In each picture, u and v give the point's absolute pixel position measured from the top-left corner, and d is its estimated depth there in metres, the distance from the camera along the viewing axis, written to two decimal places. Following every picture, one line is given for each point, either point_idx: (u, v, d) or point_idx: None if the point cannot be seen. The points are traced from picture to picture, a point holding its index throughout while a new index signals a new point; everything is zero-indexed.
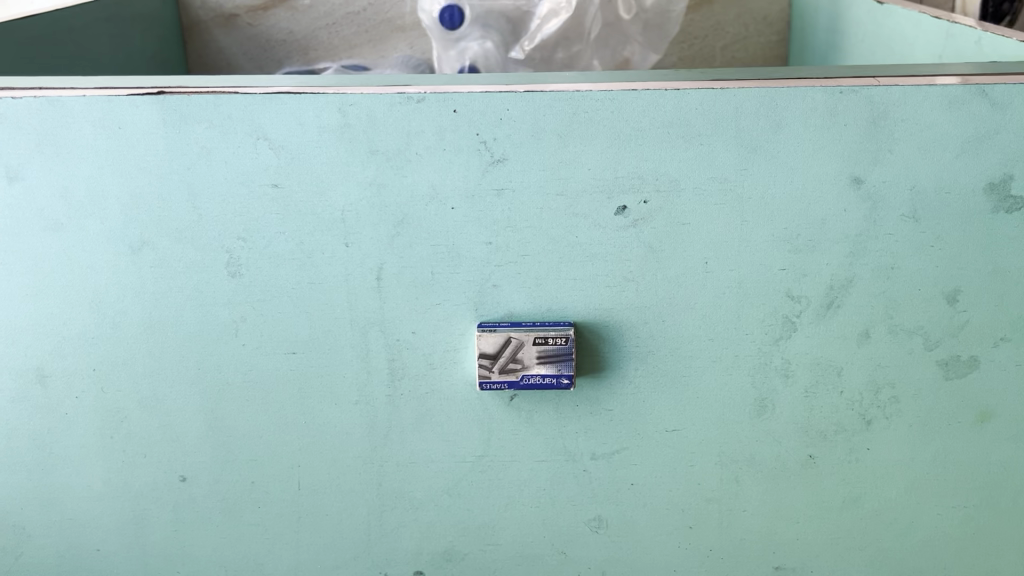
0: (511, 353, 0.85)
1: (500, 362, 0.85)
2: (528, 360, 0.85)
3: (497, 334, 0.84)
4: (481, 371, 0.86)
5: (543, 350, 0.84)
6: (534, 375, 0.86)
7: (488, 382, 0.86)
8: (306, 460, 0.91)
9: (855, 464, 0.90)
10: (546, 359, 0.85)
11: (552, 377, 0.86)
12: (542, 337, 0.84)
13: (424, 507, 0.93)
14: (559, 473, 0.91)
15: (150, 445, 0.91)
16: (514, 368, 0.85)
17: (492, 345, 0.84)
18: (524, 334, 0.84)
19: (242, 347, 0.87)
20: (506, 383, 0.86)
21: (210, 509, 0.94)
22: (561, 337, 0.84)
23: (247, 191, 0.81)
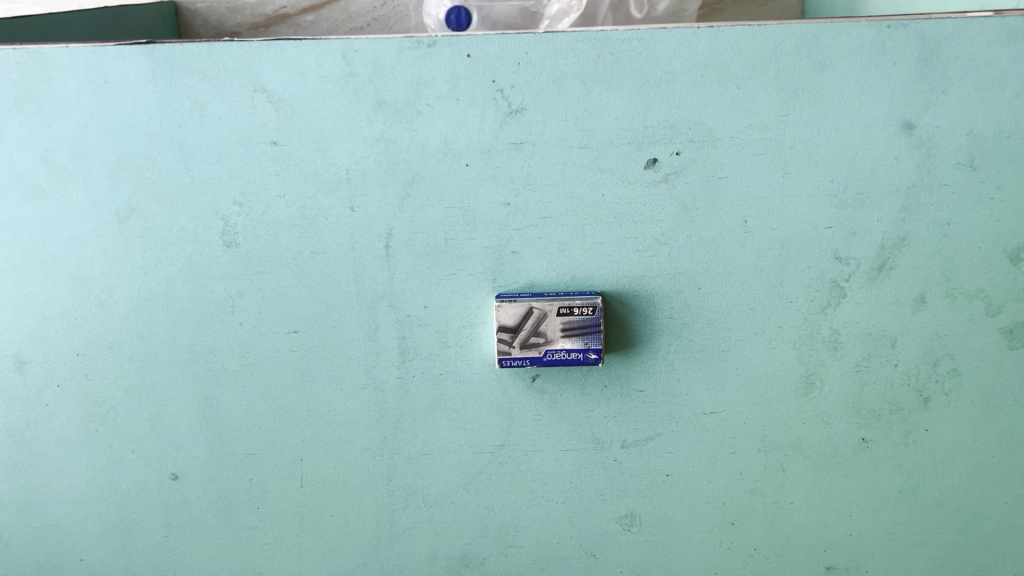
0: (532, 326, 0.77)
1: (521, 336, 0.77)
2: (552, 333, 0.77)
3: (517, 303, 0.77)
4: (500, 347, 0.78)
5: (568, 321, 0.77)
6: (558, 351, 0.78)
7: (507, 360, 0.78)
8: (309, 454, 0.83)
9: (913, 447, 0.82)
10: (572, 332, 0.77)
11: (579, 352, 0.78)
12: (567, 307, 0.77)
13: (439, 506, 0.85)
14: (588, 462, 0.83)
15: (138, 439, 0.83)
16: (536, 342, 0.77)
17: (512, 316, 0.77)
18: (547, 304, 0.77)
19: (239, 326, 0.79)
20: (527, 359, 0.78)
21: (204, 511, 0.85)
22: (588, 306, 0.77)
23: (243, 150, 0.75)
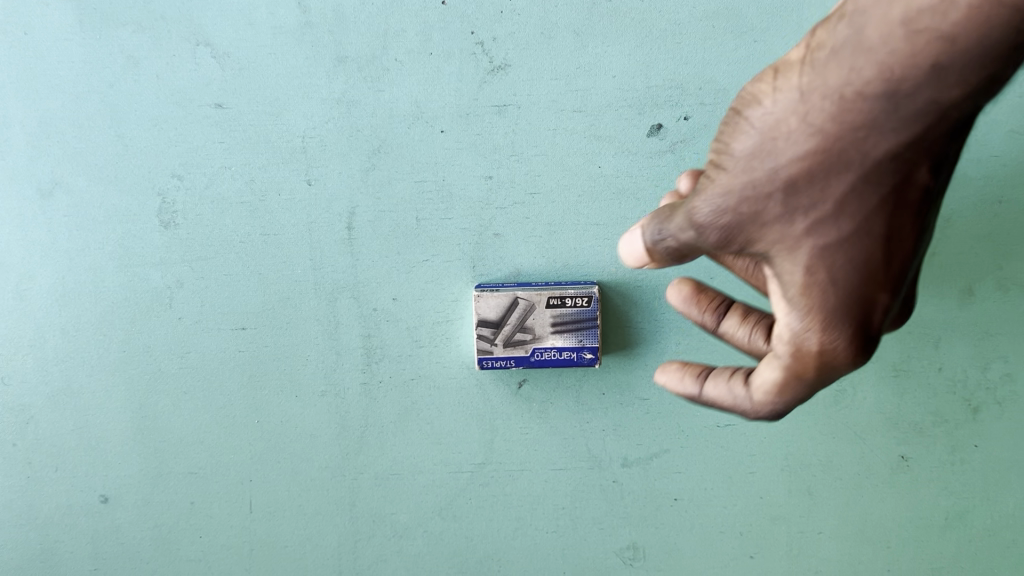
0: (518, 320, 0.66)
1: (505, 332, 0.66)
2: (540, 328, 0.66)
3: (500, 293, 0.65)
4: (481, 345, 0.66)
5: (559, 315, 0.66)
6: (548, 350, 0.66)
7: (488, 360, 0.66)
8: (259, 473, 0.72)
9: (961, 466, 0.71)
10: (564, 328, 0.66)
11: (572, 353, 0.66)
12: (559, 297, 0.66)
13: (410, 536, 0.72)
14: (583, 484, 0.72)
15: (62, 455, 0.72)
16: (522, 340, 0.66)
17: (494, 309, 0.66)
18: (535, 294, 0.65)
19: (178, 321, 0.69)
20: (513, 359, 0.66)
21: (138, 540, 0.73)
22: (583, 297, 0.65)
23: (183, 114, 0.65)
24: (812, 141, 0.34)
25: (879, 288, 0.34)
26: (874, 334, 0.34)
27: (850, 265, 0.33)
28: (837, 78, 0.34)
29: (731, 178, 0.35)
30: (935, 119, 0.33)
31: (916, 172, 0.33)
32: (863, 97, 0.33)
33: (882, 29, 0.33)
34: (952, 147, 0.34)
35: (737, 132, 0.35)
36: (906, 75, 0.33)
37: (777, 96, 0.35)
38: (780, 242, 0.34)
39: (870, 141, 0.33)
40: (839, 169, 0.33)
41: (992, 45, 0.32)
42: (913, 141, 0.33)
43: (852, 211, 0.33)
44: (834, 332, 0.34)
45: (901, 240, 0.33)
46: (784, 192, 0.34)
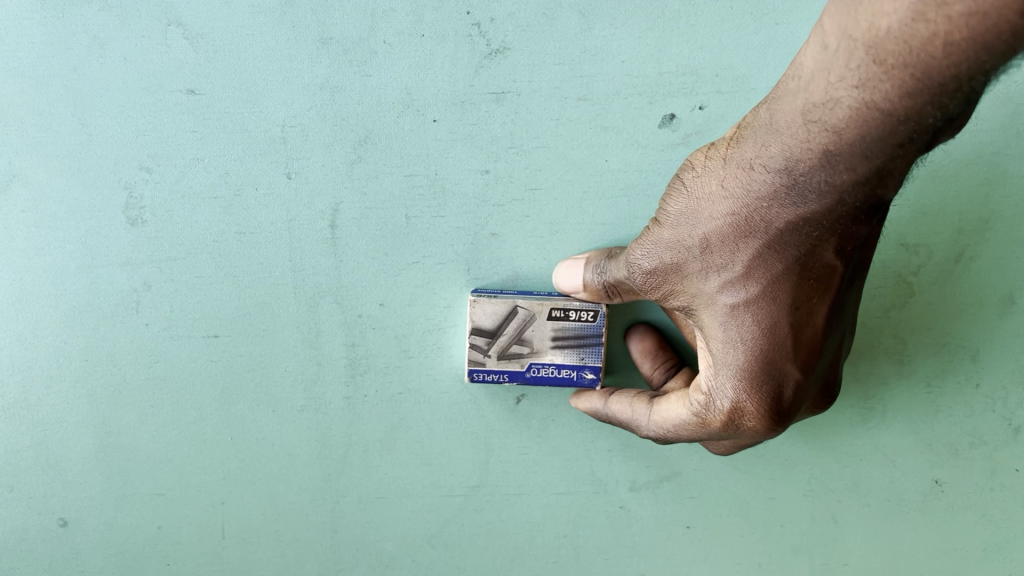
0: (515, 331, 0.60)
1: (500, 343, 0.60)
2: (539, 342, 0.60)
3: (498, 300, 0.59)
4: (472, 356, 0.60)
5: (560, 328, 0.60)
6: (546, 367, 0.60)
7: (479, 373, 0.60)
8: (233, 495, 0.65)
9: (1000, 493, 0.64)
10: (564, 343, 0.60)
11: (572, 372, 0.60)
12: (563, 309, 0.59)
13: (396, 565, 0.66)
14: (586, 510, 0.65)
15: (17, 474, 0.66)
16: (518, 353, 0.60)
17: (490, 317, 0.59)
18: (537, 303, 0.59)
19: (145, 327, 0.63)
20: (507, 373, 0.60)
21: (100, 567, 0.67)
22: (589, 310, 0.59)
23: (152, 100, 0.60)
24: (729, 212, 0.47)
25: (780, 339, 0.48)
26: (777, 381, 0.49)
27: (756, 319, 0.48)
28: (750, 158, 0.47)
29: (667, 232, 0.50)
30: (831, 204, 0.45)
31: (814, 244, 0.46)
32: (768, 179, 0.46)
33: (790, 118, 0.44)
34: (844, 225, 0.46)
35: (674, 199, 0.50)
36: (802, 161, 0.44)
37: (704, 176, 0.49)
38: (700, 294, 0.50)
39: (775, 214, 0.46)
40: (749, 237, 0.47)
41: (873, 141, 0.42)
42: (807, 217, 0.46)
43: (758, 274, 0.47)
44: (743, 381, 0.49)
45: (797, 302, 0.48)
46: (703, 252, 0.49)
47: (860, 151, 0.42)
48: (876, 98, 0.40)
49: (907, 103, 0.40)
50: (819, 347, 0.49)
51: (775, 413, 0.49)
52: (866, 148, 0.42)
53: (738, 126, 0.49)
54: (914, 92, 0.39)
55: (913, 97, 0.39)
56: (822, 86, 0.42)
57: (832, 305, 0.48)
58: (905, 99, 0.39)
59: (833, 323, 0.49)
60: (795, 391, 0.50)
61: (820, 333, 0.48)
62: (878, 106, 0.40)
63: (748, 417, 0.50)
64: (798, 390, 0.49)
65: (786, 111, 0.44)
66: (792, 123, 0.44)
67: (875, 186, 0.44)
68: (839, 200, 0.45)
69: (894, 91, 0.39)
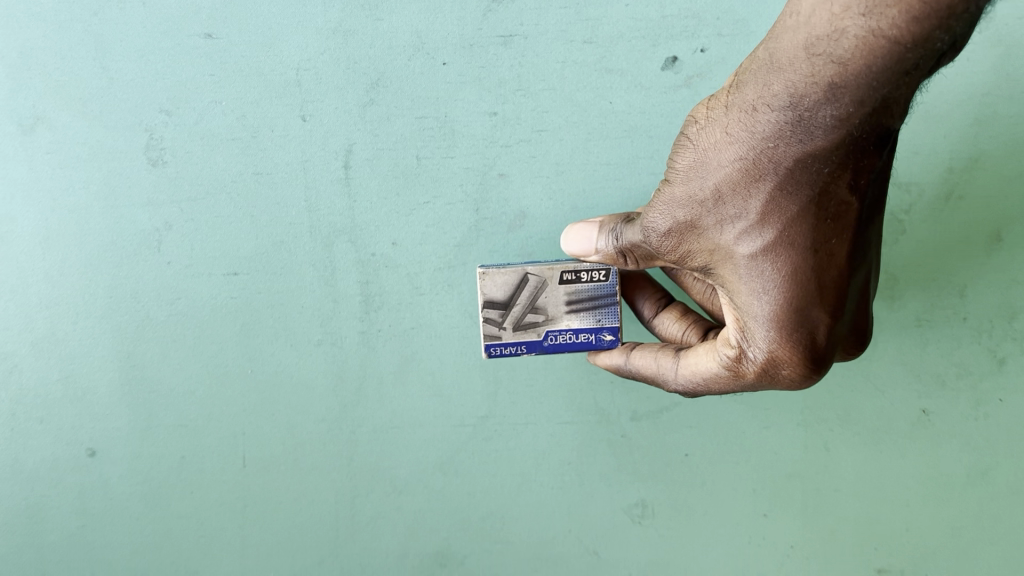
0: (528, 299, 0.58)
1: (514, 314, 0.58)
2: (554, 308, 0.58)
3: (508, 269, 0.57)
4: (488, 330, 0.58)
5: (573, 292, 0.58)
6: (563, 334, 0.58)
7: (497, 347, 0.58)
8: (253, 425, 0.69)
9: (984, 422, 0.68)
10: (579, 307, 0.58)
11: (590, 335, 0.58)
12: (573, 271, 0.58)
13: (410, 491, 0.70)
14: (590, 439, 0.69)
15: (48, 407, 0.69)
16: (534, 322, 0.58)
17: (502, 287, 0.57)
18: (547, 268, 0.57)
19: (167, 267, 0.65)
20: (523, 344, 0.58)
21: (128, 496, 0.71)
22: (600, 269, 0.58)
23: (171, 44, 0.62)
24: (737, 158, 0.47)
25: (805, 283, 0.46)
26: (807, 326, 0.47)
27: (776, 264, 0.46)
28: (752, 101, 0.47)
29: (679, 189, 0.49)
30: (839, 138, 0.44)
31: (827, 181, 0.45)
32: (776, 117, 0.45)
33: (791, 54, 0.45)
34: (855, 161, 0.44)
35: (681, 156, 0.50)
36: (808, 95, 0.44)
37: (707, 127, 0.49)
38: (718, 248, 0.48)
39: (785, 152, 0.45)
40: (761, 181, 0.46)
41: (882, 70, 0.42)
42: (816, 154, 0.44)
43: (774, 217, 0.46)
44: (771, 329, 0.47)
45: (816, 244, 0.45)
46: (716, 203, 0.48)
47: (867, 80, 0.43)
48: (882, 25, 0.41)
49: (914, 28, 0.41)
50: (844, 290, 0.47)
51: (808, 358, 0.47)
52: (872, 77, 0.42)
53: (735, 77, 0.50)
54: (919, 17, 0.41)
55: (918, 22, 0.41)
56: (825, 18, 0.43)
57: (855, 247, 0.46)
58: (912, 25, 0.41)
59: (858, 268, 0.47)
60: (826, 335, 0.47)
61: (846, 276, 0.46)
62: (885, 33, 0.41)
63: (783, 365, 0.48)
64: (829, 334, 0.47)
65: (787, 48, 0.45)
66: (795, 59, 0.45)
67: (881, 116, 0.43)
68: (847, 134, 0.44)
69: (900, 16, 0.41)
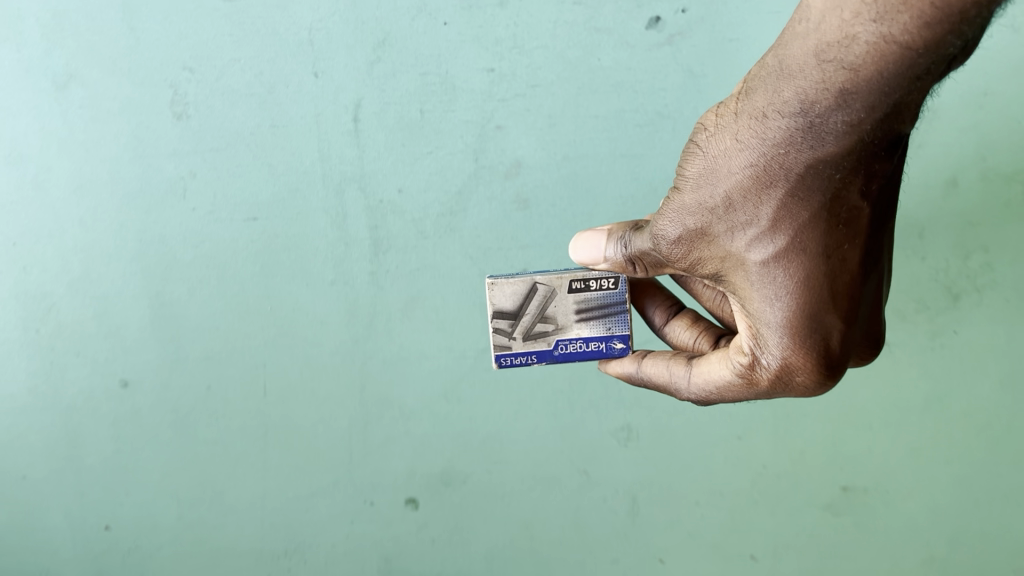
0: (538, 309, 0.53)
1: (524, 324, 0.53)
2: (564, 317, 0.53)
3: (516, 278, 0.53)
4: (496, 341, 0.53)
5: (582, 299, 0.53)
6: (573, 343, 0.54)
7: (506, 359, 0.54)
8: (272, 358, 0.75)
9: (940, 352, 0.74)
10: (589, 315, 0.53)
11: (601, 343, 0.54)
12: (584, 278, 0.53)
13: (417, 417, 0.76)
14: (582, 369, 0.75)
15: (84, 341, 0.75)
16: (544, 332, 0.53)
17: (510, 298, 0.53)
18: (556, 276, 0.53)
19: (191, 213, 0.71)
20: (534, 355, 0.54)
21: (159, 422, 0.77)
22: (609, 276, 0.53)
23: (192, 6, 0.68)
24: (746, 165, 0.39)
25: (818, 296, 0.39)
26: (821, 338, 0.40)
27: (788, 273, 0.39)
28: (763, 104, 0.38)
29: (684, 198, 0.42)
30: (855, 146, 0.36)
31: (839, 190, 0.37)
32: (784, 124, 0.37)
33: (801, 60, 0.36)
34: (877, 164, 0.36)
35: (690, 160, 0.41)
36: (818, 103, 0.36)
37: (715, 131, 0.41)
38: (728, 259, 0.41)
39: (795, 161, 0.37)
40: (771, 189, 0.38)
41: (894, 79, 0.34)
42: (831, 162, 0.36)
43: (786, 224, 0.38)
44: (784, 335, 0.40)
45: (829, 251, 0.38)
46: (722, 212, 0.40)
47: (878, 88, 0.34)
48: (896, 30, 0.33)
49: (927, 33, 0.32)
50: (859, 299, 0.39)
51: (823, 367, 0.40)
52: (885, 85, 0.34)
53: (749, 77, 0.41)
54: (933, 22, 0.32)
55: (930, 26, 0.32)
56: (836, 23, 0.34)
57: (873, 252, 0.39)
58: (924, 30, 0.32)
59: (877, 274, 0.40)
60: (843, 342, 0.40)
61: (863, 283, 0.39)
62: (898, 39, 0.33)
63: (798, 372, 0.41)
64: (846, 339, 0.40)
65: (795, 52, 0.36)
66: (804, 65, 0.36)
67: (903, 123, 0.36)
68: (865, 141, 0.36)
69: (916, 18, 0.32)
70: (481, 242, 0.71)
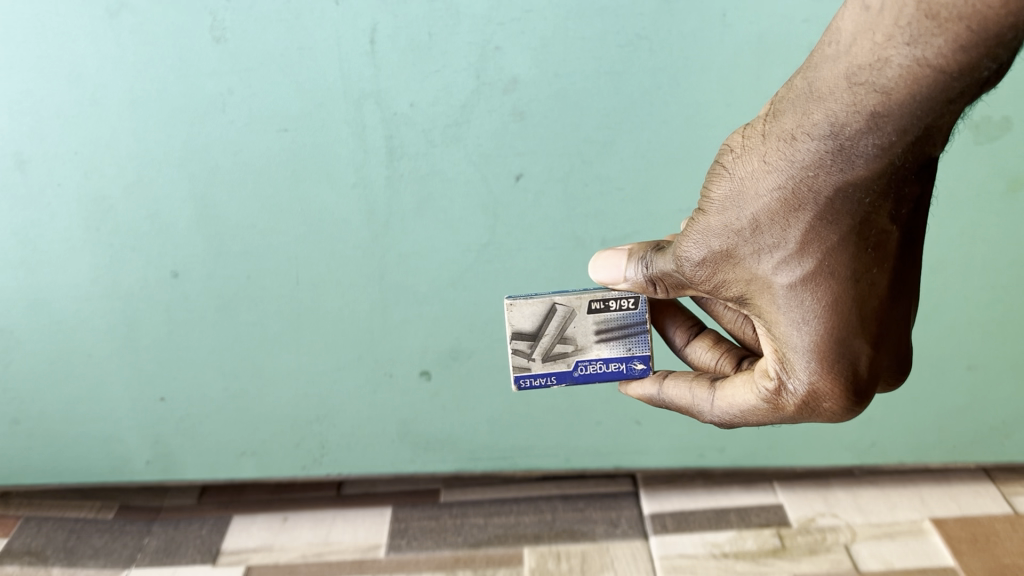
0: (558, 331, 0.64)
1: (543, 345, 0.64)
2: (582, 339, 0.64)
3: (537, 303, 0.64)
4: (520, 361, 0.65)
5: (601, 320, 0.64)
6: (592, 364, 0.64)
7: (528, 377, 0.65)
8: (303, 253, 0.87)
9: None
10: (608, 336, 0.64)
11: (620, 364, 0.64)
12: (601, 302, 0.63)
13: (428, 303, 0.91)
14: (570, 260, 0.89)
15: (138, 238, 0.86)
16: (564, 351, 0.64)
17: (531, 321, 0.64)
18: (575, 299, 0.64)
19: (231, 124, 0.80)
20: (553, 375, 0.65)
21: (205, 306, 0.90)
22: (628, 298, 0.63)
23: None
24: (777, 187, 0.48)
25: (848, 316, 0.47)
26: (848, 354, 0.48)
27: (819, 296, 0.48)
28: (792, 129, 0.47)
29: (715, 219, 0.51)
30: (879, 169, 0.45)
31: (868, 211, 0.46)
32: (815, 145, 0.46)
33: (833, 84, 0.45)
34: (896, 187, 0.45)
35: (718, 184, 0.51)
36: (849, 126, 0.44)
37: (745, 156, 0.50)
38: (761, 273, 0.50)
39: (826, 181, 0.46)
40: (801, 210, 0.47)
41: (923, 103, 0.42)
42: (856, 184, 0.45)
43: (816, 245, 0.47)
44: (812, 361, 0.49)
45: (854, 271, 0.47)
46: (755, 231, 0.49)
47: (907, 113, 0.42)
48: (928, 55, 0.40)
49: (960, 57, 0.40)
50: (882, 317, 0.48)
51: (850, 391, 0.49)
52: (913, 108, 0.42)
53: (772, 105, 0.50)
54: (967, 45, 0.39)
55: (966, 52, 0.39)
56: (868, 47, 0.42)
57: (893, 271, 0.47)
58: (959, 55, 0.40)
59: (898, 291, 0.48)
60: (868, 360, 0.48)
61: (885, 299, 0.48)
62: (929, 63, 0.41)
63: (825, 393, 0.49)
64: (870, 357, 0.48)
65: (827, 77, 0.45)
66: (835, 88, 0.44)
67: (925, 146, 0.44)
68: (887, 163, 0.44)
69: (946, 44, 0.40)
70: (482, 150, 0.82)
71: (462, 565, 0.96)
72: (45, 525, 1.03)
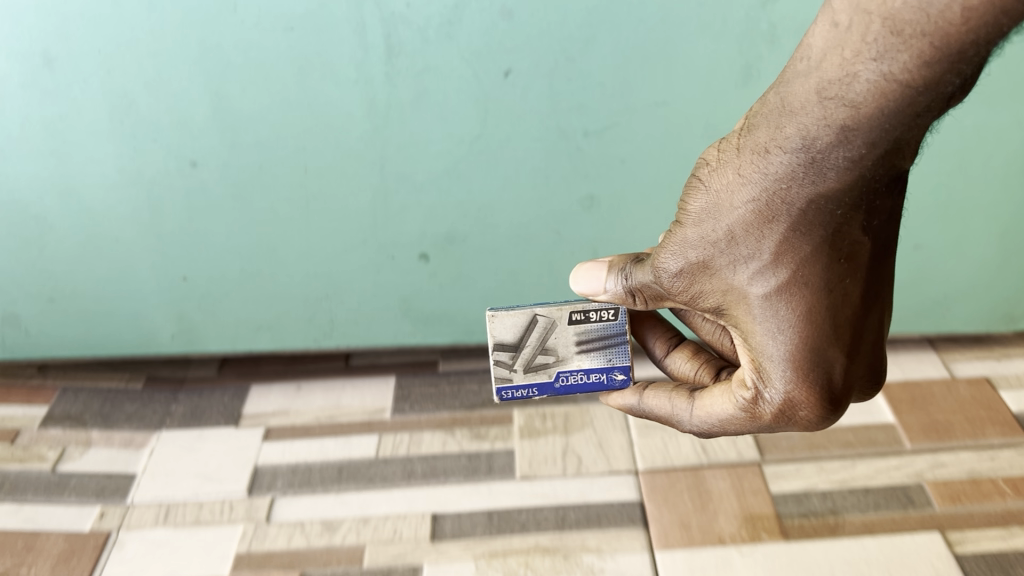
0: (540, 342, 0.70)
1: (525, 355, 0.71)
2: (563, 350, 0.71)
3: (519, 317, 0.70)
4: (504, 373, 0.71)
5: (581, 331, 0.70)
6: (573, 374, 0.71)
7: (510, 388, 0.72)
8: (310, 144, 0.95)
9: None
10: (588, 347, 0.71)
11: (600, 373, 0.71)
12: (582, 314, 0.70)
13: (425, 191, 0.99)
14: (554, 151, 0.97)
15: (158, 130, 0.93)
16: (546, 361, 0.71)
17: (513, 333, 0.70)
18: (556, 311, 0.69)
19: (241, 23, 0.85)
20: (535, 386, 0.72)
21: (221, 192, 0.98)
22: (608, 310, 0.69)
23: None
24: (755, 198, 0.55)
25: (821, 315, 0.54)
26: (823, 352, 0.55)
27: (793, 297, 0.55)
28: (768, 144, 0.54)
29: (695, 232, 0.58)
30: (848, 181, 0.51)
31: (839, 221, 0.53)
32: (788, 159, 0.53)
33: (806, 101, 0.51)
34: (862, 200, 0.52)
35: (698, 198, 0.58)
36: (820, 140, 0.51)
37: (724, 171, 0.57)
38: (740, 277, 0.57)
39: (799, 194, 0.53)
40: (777, 218, 0.54)
41: (889, 119, 0.48)
42: (827, 194, 0.52)
43: (792, 253, 0.54)
44: (788, 365, 0.56)
45: (825, 277, 0.54)
46: (735, 238, 0.56)
47: (874, 129, 0.49)
48: (894, 71, 0.47)
49: (926, 72, 0.46)
50: (851, 321, 0.55)
51: (823, 389, 0.56)
52: (880, 125, 0.48)
53: (745, 122, 0.58)
54: (931, 61, 0.45)
55: (931, 68, 0.45)
56: (839, 64, 0.49)
57: (864, 277, 0.54)
58: (924, 70, 0.46)
59: (868, 295, 0.55)
60: (841, 359, 0.55)
61: (855, 300, 0.55)
62: (895, 81, 0.47)
63: (800, 395, 0.56)
64: (841, 356, 0.55)
65: (799, 95, 0.51)
66: (808, 103, 0.51)
67: (890, 159, 0.50)
68: (854, 178, 0.51)
69: (911, 62, 0.46)
70: (473, 47, 0.88)
71: (459, 424, 1.07)
72: (82, 394, 1.14)
